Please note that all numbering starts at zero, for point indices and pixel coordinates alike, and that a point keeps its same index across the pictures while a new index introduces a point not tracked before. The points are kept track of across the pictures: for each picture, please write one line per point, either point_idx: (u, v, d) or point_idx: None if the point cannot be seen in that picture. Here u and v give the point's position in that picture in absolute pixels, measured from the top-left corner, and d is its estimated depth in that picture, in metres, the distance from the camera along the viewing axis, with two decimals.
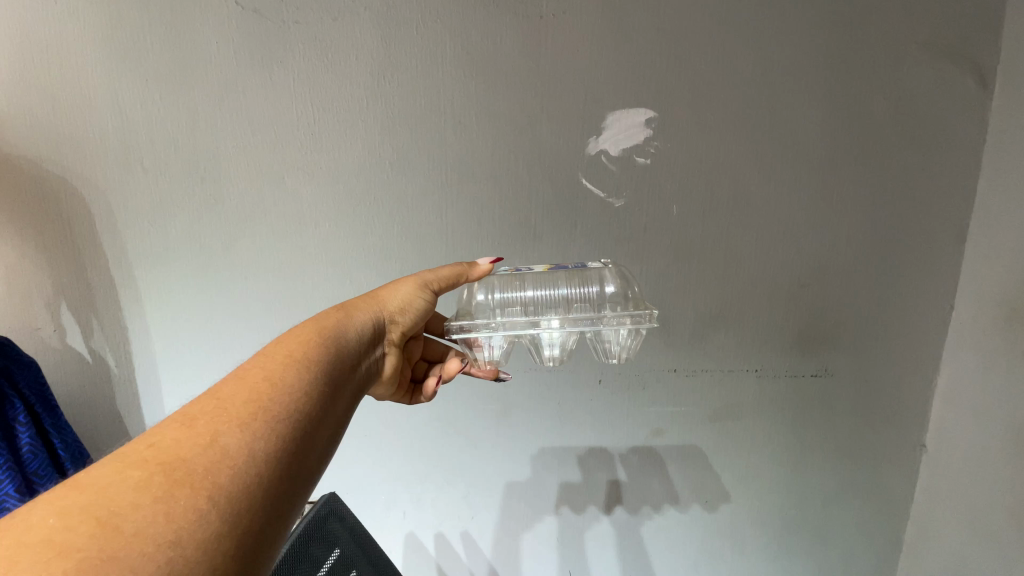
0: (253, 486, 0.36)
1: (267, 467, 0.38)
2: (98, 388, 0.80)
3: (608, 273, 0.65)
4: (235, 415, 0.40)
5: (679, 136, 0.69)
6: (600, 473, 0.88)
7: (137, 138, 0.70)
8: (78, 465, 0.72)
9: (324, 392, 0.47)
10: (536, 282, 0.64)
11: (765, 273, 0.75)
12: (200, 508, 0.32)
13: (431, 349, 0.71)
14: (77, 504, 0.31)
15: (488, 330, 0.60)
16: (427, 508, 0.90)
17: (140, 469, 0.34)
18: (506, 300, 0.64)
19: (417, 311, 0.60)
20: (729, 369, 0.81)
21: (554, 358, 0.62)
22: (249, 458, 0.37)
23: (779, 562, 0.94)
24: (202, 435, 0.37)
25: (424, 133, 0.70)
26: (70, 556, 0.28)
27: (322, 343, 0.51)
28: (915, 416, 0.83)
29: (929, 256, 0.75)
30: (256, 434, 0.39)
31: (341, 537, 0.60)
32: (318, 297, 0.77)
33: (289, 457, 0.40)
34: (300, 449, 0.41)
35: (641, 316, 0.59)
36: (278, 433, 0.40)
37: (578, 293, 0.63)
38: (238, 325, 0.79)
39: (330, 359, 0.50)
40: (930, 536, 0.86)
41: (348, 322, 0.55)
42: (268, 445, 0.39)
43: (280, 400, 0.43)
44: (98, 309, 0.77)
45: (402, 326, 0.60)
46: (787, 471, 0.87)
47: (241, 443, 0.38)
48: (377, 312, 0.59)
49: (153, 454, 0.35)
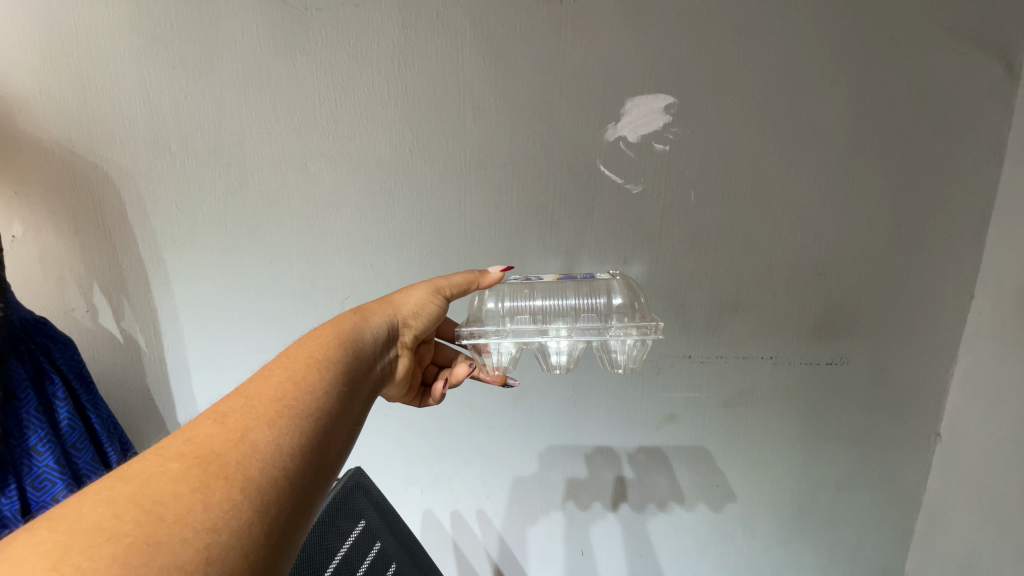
0: (280, 477, 0.37)
1: (293, 461, 0.39)
2: (130, 365, 0.83)
3: (615, 285, 0.68)
4: (263, 412, 0.41)
5: (698, 122, 0.69)
6: (613, 458, 0.89)
7: (165, 123, 0.72)
8: (113, 439, 0.75)
9: (343, 391, 0.49)
10: (545, 292, 0.67)
11: (782, 260, 0.76)
12: (233, 499, 0.34)
13: (442, 354, 0.73)
14: (123, 494, 0.32)
15: (498, 336, 0.61)
16: (444, 486, 0.93)
17: (178, 462, 0.35)
18: (516, 308, 0.65)
19: (429, 315, 0.62)
20: (743, 356, 0.81)
21: (561, 365, 0.64)
22: (277, 453, 0.39)
23: (790, 546, 0.95)
24: (233, 431, 0.39)
25: (444, 119, 0.71)
26: (118, 540, 0.29)
27: (341, 345, 0.53)
28: (931, 404, 0.83)
29: (950, 244, 0.75)
30: (283, 431, 0.40)
31: (366, 509, 0.62)
32: (339, 279, 0.79)
33: (313, 452, 0.41)
34: (323, 444, 0.43)
35: (647, 326, 0.60)
36: (303, 430, 0.42)
37: (586, 303, 0.65)
38: (261, 305, 0.81)
39: (349, 360, 0.52)
40: (941, 522, 0.87)
41: (364, 326, 0.57)
42: (293, 441, 0.40)
43: (304, 398, 0.44)
44: (129, 290, 0.80)
45: (414, 330, 0.61)
46: (801, 456, 0.88)
47: (270, 438, 0.39)
48: (392, 316, 0.60)
49: (190, 449, 0.37)
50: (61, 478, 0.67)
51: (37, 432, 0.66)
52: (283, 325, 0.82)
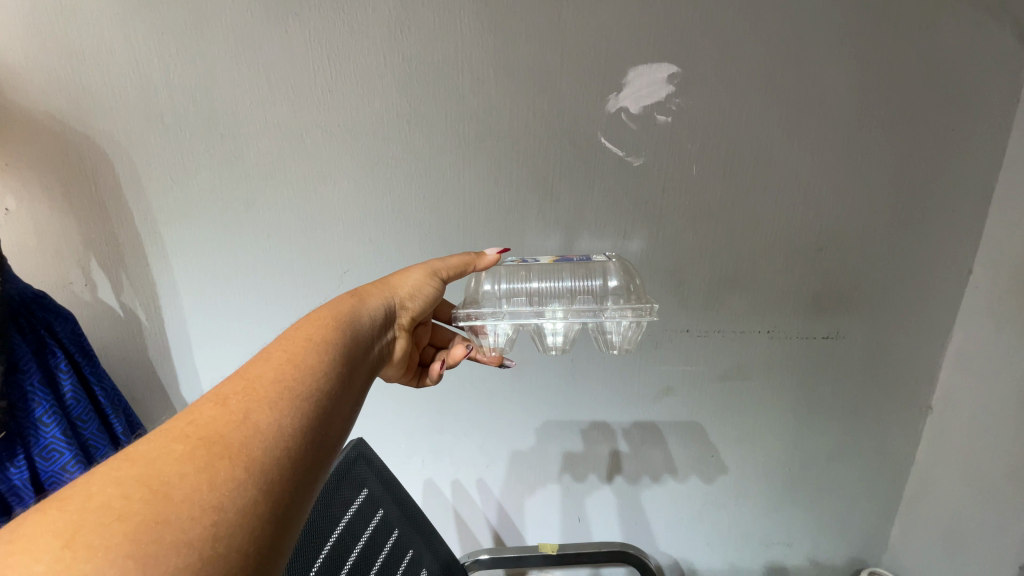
0: (283, 457, 0.38)
1: (295, 441, 0.40)
2: (131, 338, 0.84)
3: (612, 267, 0.67)
4: (264, 393, 0.41)
5: (702, 93, 0.68)
6: (610, 429, 0.91)
7: (157, 94, 0.70)
8: (118, 410, 0.77)
9: (342, 373, 0.49)
10: (541, 273, 0.66)
11: (782, 234, 0.75)
12: (238, 478, 0.35)
13: (440, 335, 0.73)
14: (130, 474, 0.32)
15: (494, 318, 0.62)
16: (445, 457, 0.95)
17: (183, 443, 0.36)
18: (512, 291, 0.65)
19: (426, 297, 0.62)
20: (741, 331, 0.82)
21: (556, 347, 0.65)
22: (279, 433, 0.39)
23: (781, 513, 0.97)
24: (235, 412, 0.39)
25: (442, 90, 0.69)
26: (128, 519, 0.30)
27: (339, 327, 0.53)
28: (923, 378, 0.85)
29: (950, 219, 0.74)
30: (285, 412, 0.41)
31: (369, 479, 0.64)
32: (337, 253, 0.78)
33: (314, 432, 0.42)
34: (323, 424, 0.43)
35: (642, 308, 0.61)
36: (304, 411, 0.42)
37: (582, 286, 0.65)
38: (259, 279, 0.81)
39: (347, 343, 0.52)
40: (928, 490, 0.89)
41: (362, 308, 0.57)
42: (294, 421, 0.41)
43: (304, 380, 0.44)
44: (127, 264, 0.79)
45: (411, 312, 0.62)
46: (794, 428, 0.90)
47: (271, 419, 0.40)
48: (389, 298, 0.60)
49: (194, 429, 0.37)
50: (69, 449, 0.68)
51: (42, 404, 0.66)
52: (282, 299, 0.82)
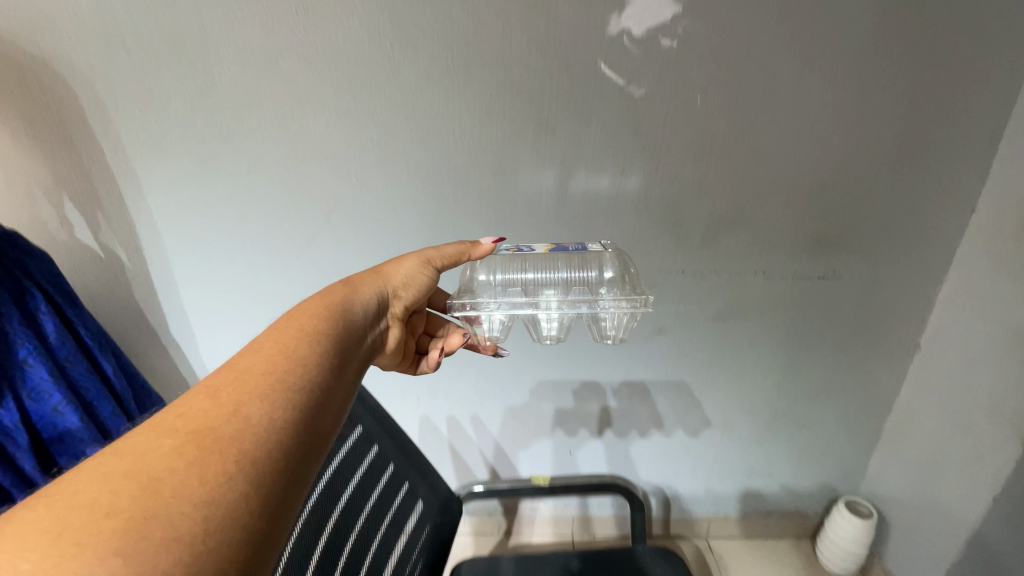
0: (276, 451, 0.37)
1: (288, 435, 0.38)
2: (115, 280, 0.82)
3: (608, 257, 0.67)
4: (256, 384, 0.40)
5: (710, 15, 0.63)
6: (603, 368, 0.92)
7: (112, 12, 0.64)
8: (106, 351, 0.76)
9: (336, 363, 0.47)
10: (538, 265, 0.66)
11: (785, 171, 0.73)
12: (229, 473, 0.33)
13: (434, 322, 0.70)
14: (118, 471, 0.31)
15: (488, 308, 0.60)
16: (440, 395, 0.96)
17: (172, 437, 0.34)
18: (508, 281, 0.66)
19: (420, 286, 0.60)
20: (737, 271, 0.81)
21: (552, 337, 0.62)
22: (271, 426, 0.37)
23: (765, 446, 1.01)
24: (226, 404, 0.37)
25: (427, 8, 0.63)
26: (115, 517, 0.29)
27: (332, 316, 0.50)
28: (915, 318, 0.85)
29: (961, 156, 0.71)
30: (277, 404, 0.39)
31: (362, 416, 0.63)
32: (323, 190, 0.75)
33: (308, 425, 0.40)
34: (317, 416, 0.42)
35: (637, 299, 0.59)
36: (297, 403, 0.40)
37: (578, 276, 0.65)
38: (242, 219, 0.78)
39: (340, 332, 0.49)
40: (909, 425, 0.92)
41: (355, 296, 0.54)
42: (287, 414, 0.39)
43: (296, 371, 0.42)
44: (102, 202, 0.76)
45: (405, 301, 0.59)
46: (783, 366, 0.91)
47: (263, 411, 0.38)
48: (382, 287, 0.57)
49: (183, 422, 0.35)
50: (59, 389, 0.68)
51: (25, 345, 0.65)
52: (268, 239, 0.79)
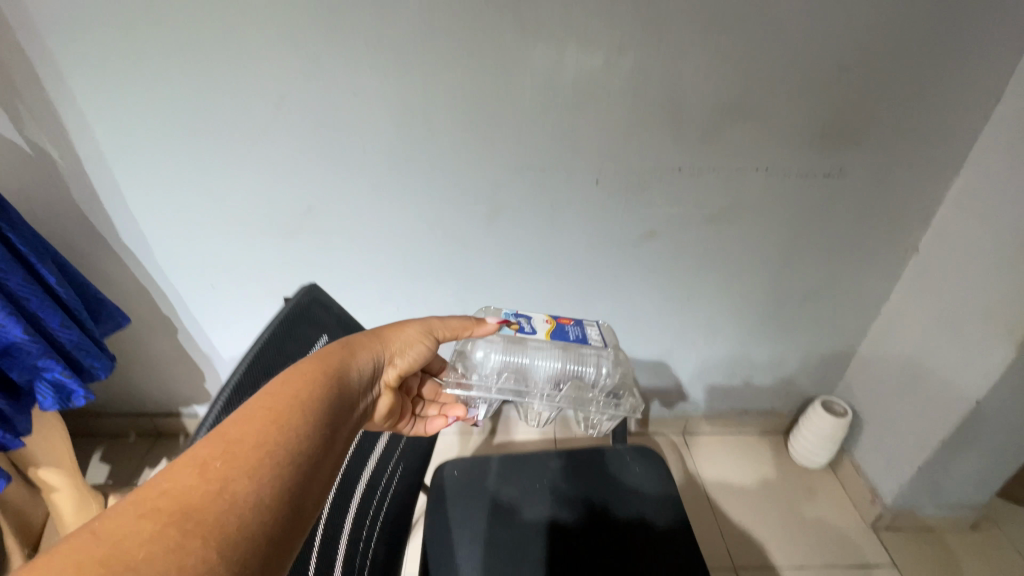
0: (260, 550, 0.27)
1: (274, 527, 0.29)
2: (51, 180, 0.75)
3: (607, 356, 0.65)
4: (245, 458, 0.30)
5: None
6: (588, 275, 0.88)
7: None
8: (45, 262, 0.70)
9: (329, 437, 0.36)
10: (535, 349, 0.64)
11: (802, 50, 0.64)
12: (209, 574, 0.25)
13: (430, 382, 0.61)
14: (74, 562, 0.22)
15: (483, 393, 0.62)
16: (420, 303, 0.93)
17: (144, 523, 0.25)
18: (503, 364, 0.66)
19: (419, 360, 0.49)
20: (736, 169, 0.75)
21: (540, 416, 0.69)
22: (258, 514, 0.28)
23: (747, 349, 1.02)
24: (209, 483, 0.28)
25: None
26: None
27: (330, 379, 0.38)
28: (917, 219, 0.81)
29: (1002, 33, 0.63)
30: (268, 485, 0.29)
31: (330, 324, 0.48)
32: (273, 74, 0.65)
33: (294, 516, 0.30)
34: (305, 502, 0.31)
35: (625, 410, 0.63)
36: (288, 486, 0.30)
37: (573, 369, 0.64)
38: (182, 110, 0.68)
39: (335, 402, 0.38)
40: (893, 328, 0.93)
41: (353, 360, 0.42)
42: (275, 499, 0.29)
43: (290, 444, 0.32)
44: (17, 89, 0.66)
45: (400, 371, 0.47)
46: (774, 270, 0.89)
47: (249, 494, 0.28)
48: (380, 353, 0.46)
49: (156, 506, 0.26)
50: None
51: None
52: (217, 134, 0.71)
